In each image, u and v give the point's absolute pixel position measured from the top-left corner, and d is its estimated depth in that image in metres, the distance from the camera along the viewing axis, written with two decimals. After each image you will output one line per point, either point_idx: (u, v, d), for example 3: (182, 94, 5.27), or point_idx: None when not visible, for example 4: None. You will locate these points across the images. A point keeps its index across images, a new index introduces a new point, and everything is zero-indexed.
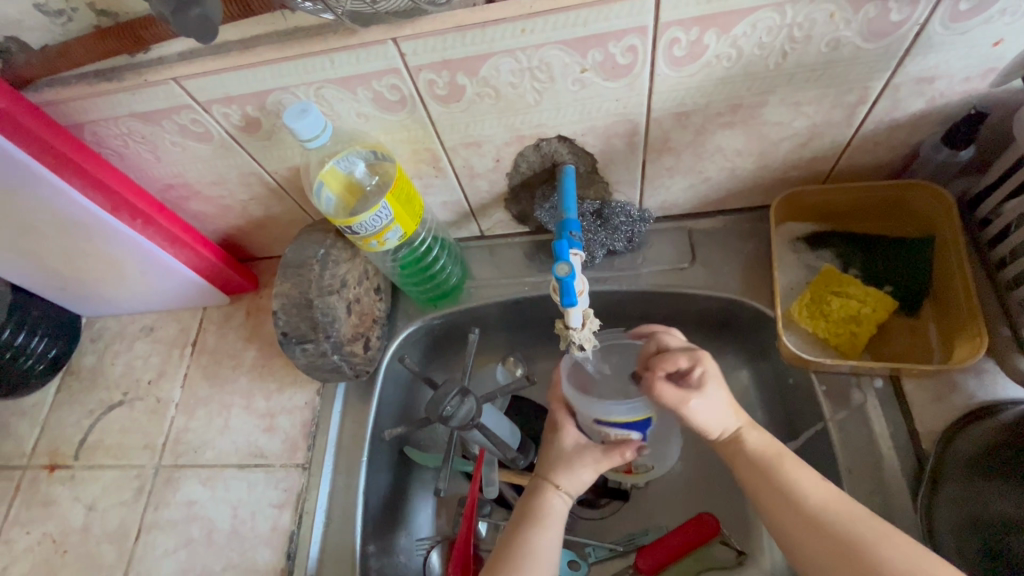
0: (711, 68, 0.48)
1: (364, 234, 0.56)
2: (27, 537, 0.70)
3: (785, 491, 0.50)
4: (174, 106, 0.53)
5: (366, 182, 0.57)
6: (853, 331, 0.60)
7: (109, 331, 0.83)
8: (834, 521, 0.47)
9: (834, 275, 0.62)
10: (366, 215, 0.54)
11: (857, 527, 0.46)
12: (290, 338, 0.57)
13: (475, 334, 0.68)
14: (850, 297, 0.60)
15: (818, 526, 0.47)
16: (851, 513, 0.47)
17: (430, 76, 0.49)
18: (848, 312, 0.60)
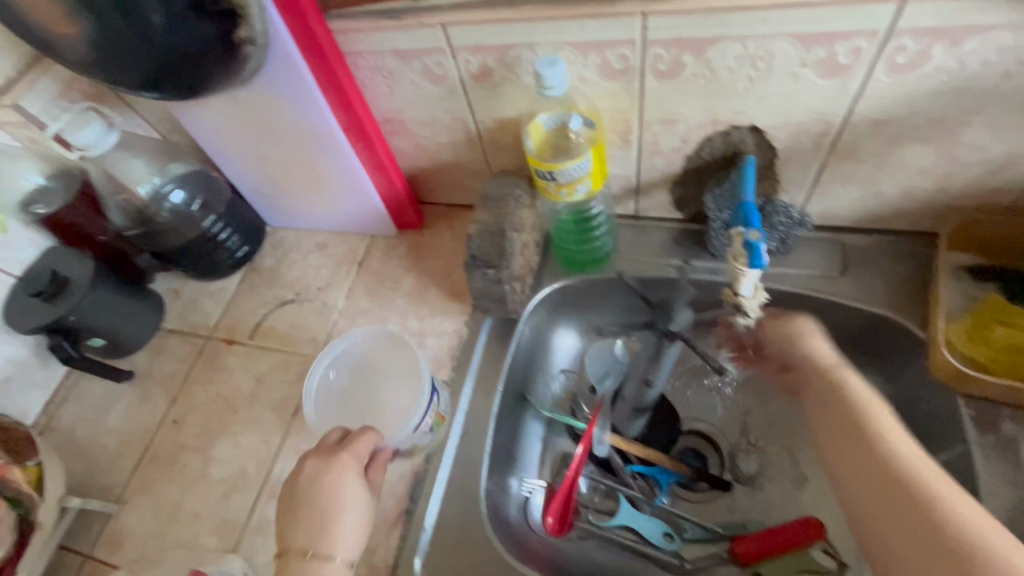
0: (926, 80, 0.52)
1: (559, 179, 0.63)
2: (204, 393, 0.82)
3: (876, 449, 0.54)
4: (429, 48, 0.63)
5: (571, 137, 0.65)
6: (1013, 359, 0.60)
7: (287, 242, 0.96)
8: (887, 462, 0.52)
9: (1001, 305, 0.62)
10: (571, 163, 0.61)
11: (920, 472, 0.50)
12: (477, 261, 0.65)
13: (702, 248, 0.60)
14: (1015, 327, 0.60)
15: (884, 474, 0.52)
16: (918, 464, 0.51)
17: (660, 52, 0.56)
18: (1013, 341, 0.60)
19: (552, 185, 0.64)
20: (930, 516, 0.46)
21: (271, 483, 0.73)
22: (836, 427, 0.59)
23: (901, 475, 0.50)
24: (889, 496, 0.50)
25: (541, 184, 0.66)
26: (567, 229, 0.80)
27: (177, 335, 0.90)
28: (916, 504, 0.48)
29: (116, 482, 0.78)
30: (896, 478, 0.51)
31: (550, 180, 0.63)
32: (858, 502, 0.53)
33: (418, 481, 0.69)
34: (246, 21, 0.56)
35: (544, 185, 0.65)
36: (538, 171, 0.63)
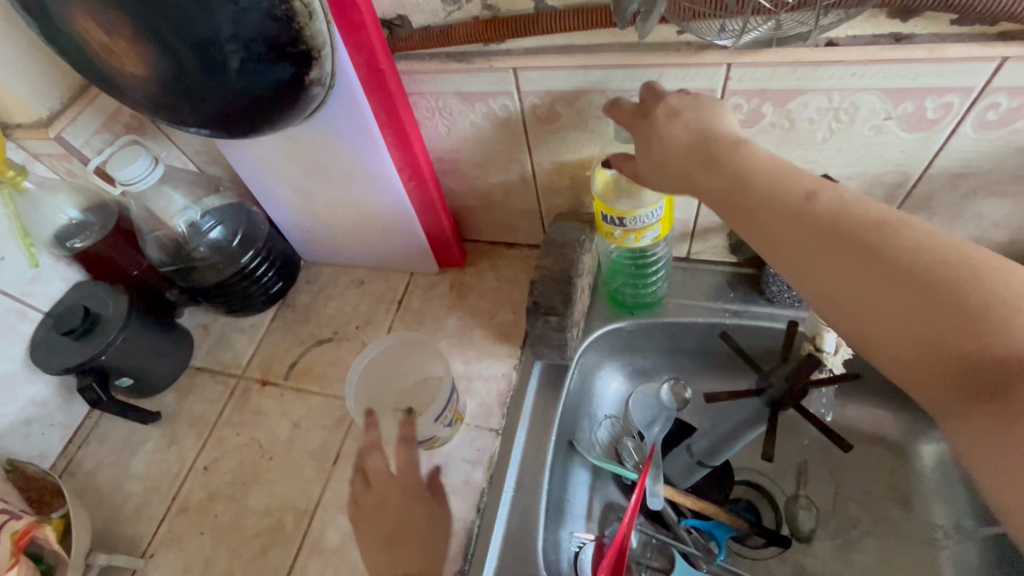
0: (1014, 136, 0.51)
1: (629, 226, 0.62)
2: (236, 437, 0.79)
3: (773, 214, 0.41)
4: (496, 92, 0.62)
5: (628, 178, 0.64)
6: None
7: (323, 277, 0.93)
8: (887, 229, 0.37)
9: None
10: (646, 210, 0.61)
11: (883, 255, 0.36)
12: (539, 308, 0.63)
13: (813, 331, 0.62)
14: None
15: (847, 234, 0.38)
16: (915, 242, 0.36)
17: (738, 102, 0.55)
18: None
19: (620, 232, 0.63)
20: (917, 297, 0.34)
21: (311, 538, 0.69)
22: (716, 194, 0.44)
23: (858, 235, 0.37)
24: (938, 386, 0.33)
25: (605, 229, 0.65)
26: (622, 265, 0.79)
27: (207, 373, 0.86)
28: (882, 281, 0.36)
29: (143, 533, 0.73)
30: (854, 254, 0.37)
31: (618, 226, 0.63)
32: (847, 300, 0.38)
33: (471, 539, 0.65)
34: (319, 62, 0.54)
35: (610, 231, 0.64)
36: (609, 216, 0.62)
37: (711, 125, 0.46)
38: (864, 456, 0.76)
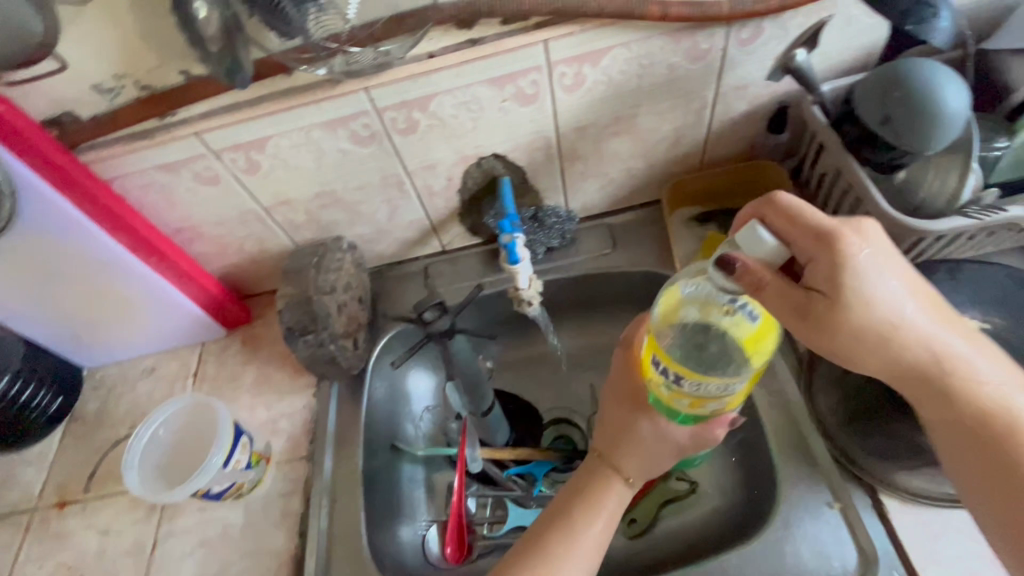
0: (593, 91, 0.68)
1: (687, 391, 0.49)
2: (40, 570, 0.74)
3: (836, 321, 0.45)
4: (191, 157, 0.68)
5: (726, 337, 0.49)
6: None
7: (111, 378, 0.91)
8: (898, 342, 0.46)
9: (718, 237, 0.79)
10: (721, 381, 0.47)
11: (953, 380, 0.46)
12: (294, 331, 0.70)
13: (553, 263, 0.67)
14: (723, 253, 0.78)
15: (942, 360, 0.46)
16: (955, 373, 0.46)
17: (392, 115, 0.67)
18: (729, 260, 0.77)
19: (675, 390, 0.50)
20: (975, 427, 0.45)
21: None
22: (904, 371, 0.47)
23: (926, 365, 0.46)
24: (981, 489, 0.45)
25: (653, 376, 0.52)
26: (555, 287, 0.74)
27: None
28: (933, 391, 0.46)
29: None
30: (979, 427, 0.45)
31: (669, 385, 0.50)
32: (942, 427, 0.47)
33: (300, 562, 0.69)
34: None
35: (658, 379, 0.51)
36: (662, 367, 0.49)
37: (791, 213, 0.46)
38: None
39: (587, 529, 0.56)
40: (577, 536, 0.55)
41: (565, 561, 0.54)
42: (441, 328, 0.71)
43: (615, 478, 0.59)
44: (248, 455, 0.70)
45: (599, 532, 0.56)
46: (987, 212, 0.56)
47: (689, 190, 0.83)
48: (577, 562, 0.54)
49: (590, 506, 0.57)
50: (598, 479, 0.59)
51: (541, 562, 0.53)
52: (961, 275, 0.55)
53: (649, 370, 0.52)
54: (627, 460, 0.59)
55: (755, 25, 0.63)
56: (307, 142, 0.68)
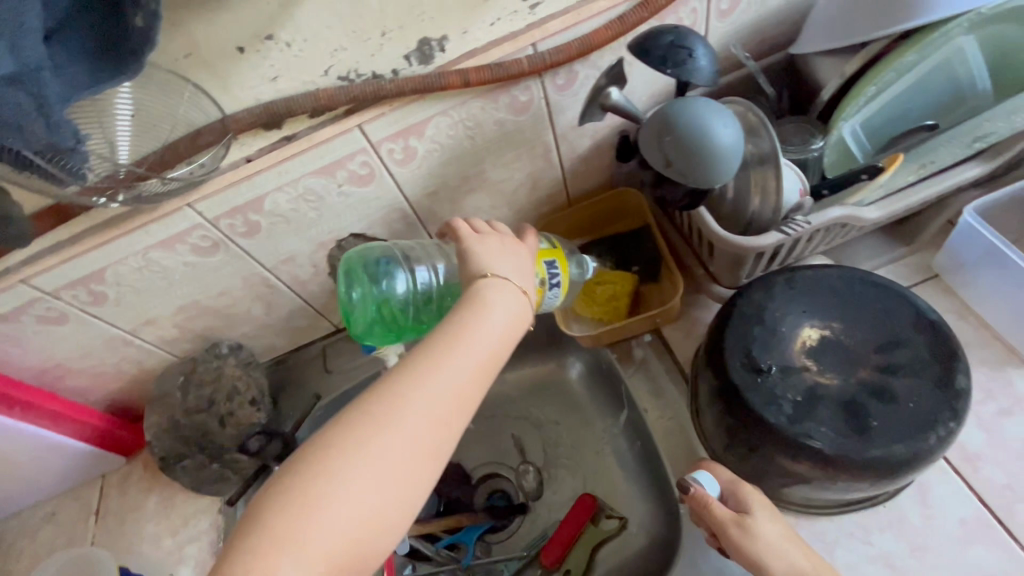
0: (429, 159, 0.68)
1: (547, 294, 0.66)
2: None
3: (738, 553, 0.53)
4: (27, 302, 0.65)
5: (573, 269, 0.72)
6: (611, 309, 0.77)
7: (9, 533, 0.85)
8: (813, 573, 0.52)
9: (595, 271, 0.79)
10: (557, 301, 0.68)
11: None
12: (170, 460, 0.79)
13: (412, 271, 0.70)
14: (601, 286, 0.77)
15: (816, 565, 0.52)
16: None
17: (229, 222, 0.65)
18: (607, 292, 0.77)
19: (543, 285, 0.65)
20: None
21: None
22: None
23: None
24: None
25: (537, 267, 0.65)
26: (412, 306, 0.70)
27: None
28: None
29: None
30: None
31: (543, 285, 0.65)
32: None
33: None
34: None
35: (539, 270, 0.65)
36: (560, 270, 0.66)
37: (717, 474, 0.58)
38: (544, 403, 0.90)
39: (448, 358, 0.50)
40: (407, 400, 0.48)
41: (402, 421, 0.47)
42: (274, 453, 0.80)
43: (476, 321, 0.53)
44: None
45: (450, 390, 0.49)
46: (808, 219, 0.58)
47: (561, 227, 0.83)
48: (415, 425, 0.48)
49: (442, 362, 0.50)
50: (434, 336, 0.52)
51: (374, 422, 0.47)
52: (798, 283, 0.56)
53: (539, 262, 0.65)
54: (489, 315, 0.53)
55: (566, 71, 0.64)
56: (148, 264, 0.66)
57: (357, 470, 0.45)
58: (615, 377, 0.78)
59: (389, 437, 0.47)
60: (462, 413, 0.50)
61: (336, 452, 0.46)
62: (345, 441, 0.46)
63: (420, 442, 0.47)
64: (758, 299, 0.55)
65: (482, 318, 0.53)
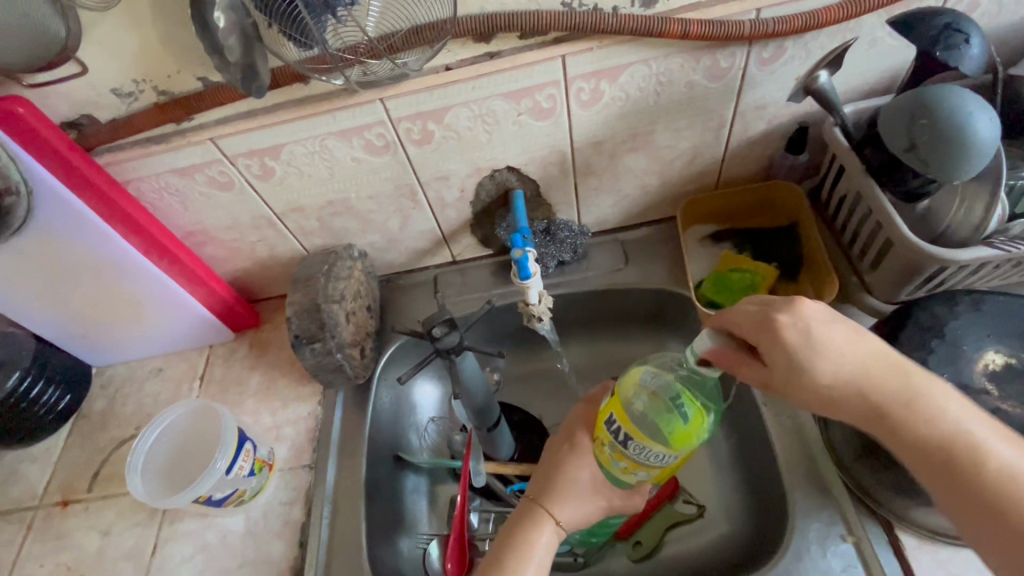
0: (610, 107, 0.68)
1: (630, 453, 0.55)
2: (41, 569, 0.74)
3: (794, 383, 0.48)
4: (207, 161, 0.68)
5: (633, 449, 0.55)
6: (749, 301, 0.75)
7: (118, 378, 0.91)
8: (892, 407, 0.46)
9: (732, 258, 0.78)
10: (660, 450, 0.54)
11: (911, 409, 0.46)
12: (301, 339, 0.69)
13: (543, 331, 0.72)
14: (743, 278, 0.76)
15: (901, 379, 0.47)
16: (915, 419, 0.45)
17: (408, 126, 0.67)
18: (744, 281, 0.76)
19: (620, 450, 0.56)
20: (934, 453, 0.44)
21: None
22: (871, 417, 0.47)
23: (892, 406, 0.46)
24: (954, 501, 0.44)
25: (603, 433, 0.58)
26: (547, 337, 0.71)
27: None
28: (903, 429, 0.46)
29: None
30: (942, 456, 0.44)
31: (620, 451, 0.56)
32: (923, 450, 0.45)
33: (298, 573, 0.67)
34: None
35: (607, 437, 0.57)
36: (616, 426, 0.55)
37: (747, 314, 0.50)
38: None
39: (559, 502, 0.61)
40: (535, 543, 0.59)
41: (533, 543, 0.59)
42: (450, 345, 0.66)
43: (571, 468, 0.64)
44: (251, 461, 0.69)
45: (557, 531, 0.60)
46: (1015, 241, 0.55)
47: (704, 209, 0.82)
48: (544, 544, 0.59)
49: (555, 513, 0.61)
50: (535, 512, 0.61)
51: (512, 546, 0.58)
52: (986, 307, 0.54)
53: (601, 436, 0.58)
54: (581, 459, 0.64)
55: (777, 45, 0.62)
56: (322, 151, 0.68)
57: (502, 553, 0.58)
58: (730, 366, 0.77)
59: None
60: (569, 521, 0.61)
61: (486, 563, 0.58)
62: (493, 558, 0.58)
63: (540, 539, 0.59)
64: (939, 313, 0.54)
65: (581, 457, 0.64)
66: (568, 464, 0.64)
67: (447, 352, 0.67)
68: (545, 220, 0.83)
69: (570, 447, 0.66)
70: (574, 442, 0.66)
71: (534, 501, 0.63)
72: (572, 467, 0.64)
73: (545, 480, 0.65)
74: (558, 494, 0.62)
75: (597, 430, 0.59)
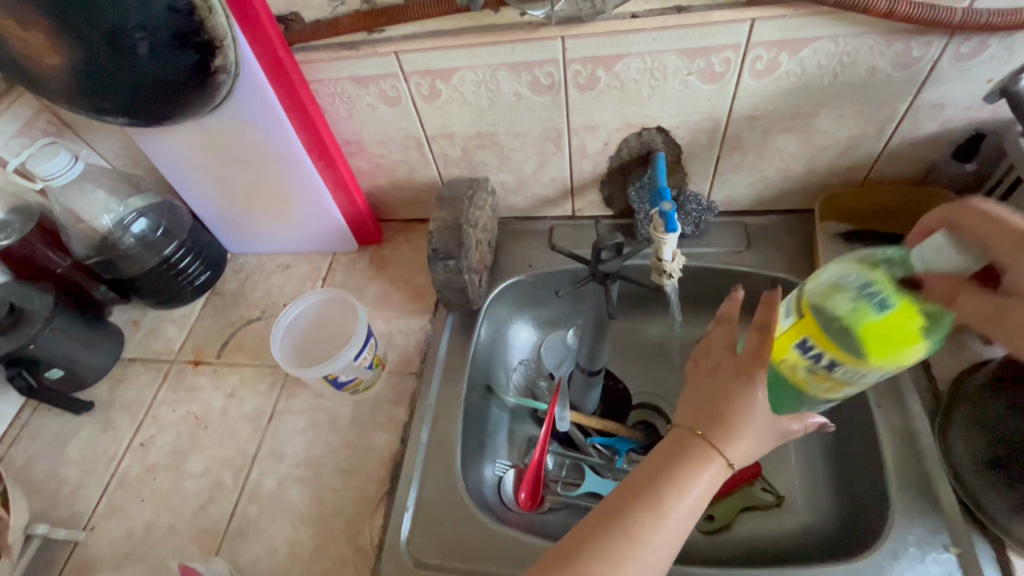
0: (781, 81, 0.67)
1: (835, 375, 0.51)
2: (173, 413, 0.83)
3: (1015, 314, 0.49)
4: (384, 74, 0.73)
5: (831, 369, 0.50)
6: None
7: (250, 266, 1.00)
8: None
9: None
10: (875, 368, 0.49)
11: None
12: (438, 253, 0.73)
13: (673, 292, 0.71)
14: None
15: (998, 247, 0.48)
16: None
17: (577, 68, 0.69)
18: None
19: (819, 373, 0.52)
20: None
21: (248, 487, 0.74)
22: None
23: None
24: None
25: (790, 357, 0.53)
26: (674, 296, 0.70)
27: (139, 362, 0.90)
28: None
29: (81, 510, 0.76)
30: None
31: (820, 372, 0.52)
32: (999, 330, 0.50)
33: (397, 463, 0.73)
34: (222, 50, 0.64)
35: (798, 361, 0.52)
36: (816, 351, 0.50)
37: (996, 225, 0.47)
38: None
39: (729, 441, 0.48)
40: (684, 492, 0.47)
41: (686, 489, 0.47)
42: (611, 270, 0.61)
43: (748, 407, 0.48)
44: (372, 356, 0.75)
45: (714, 482, 0.47)
46: None
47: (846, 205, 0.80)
48: (696, 495, 0.47)
49: (714, 459, 0.47)
50: (692, 451, 0.48)
51: (655, 487, 0.47)
52: None
53: (782, 357, 0.53)
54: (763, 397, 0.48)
55: (980, 41, 0.60)
56: (490, 81, 0.72)
57: (656, 489, 0.46)
58: None
59: (660, 529, 0.46)
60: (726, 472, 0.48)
61: (618, 501, 0.47)
62: (630, 500, 0.47)
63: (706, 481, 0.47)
64: None
65: (758, 393, 0.48)
66: (743, 400, 0.48)
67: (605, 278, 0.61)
68: (677, 188, 0.83)
69: (744, 375, 0.49)
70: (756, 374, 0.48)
71: (686, 435, 0.49)
72: (745, 407, 0.48)
73: (704, 412, 0.49)
74: (726, 433, 0.47)
75: (778, 354, 0.54)
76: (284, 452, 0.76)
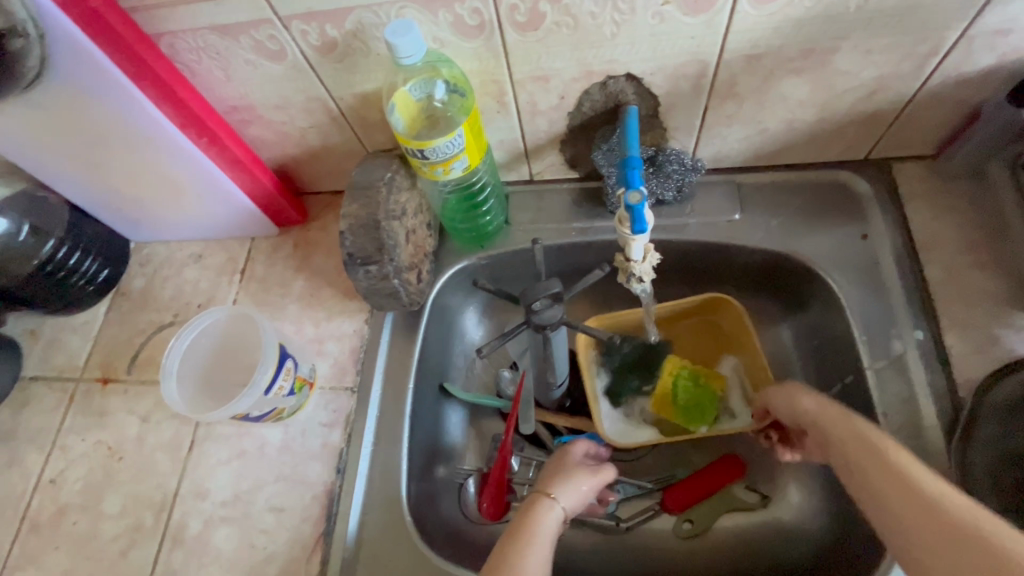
0: (792, 8, 0.50)
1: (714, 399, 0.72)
2: (83, 443, 0.73)
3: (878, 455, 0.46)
4: (255, 20, 0.54)
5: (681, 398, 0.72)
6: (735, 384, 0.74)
7: (157, 257, 0.84)
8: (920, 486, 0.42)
9: (663, 402, 0.73)
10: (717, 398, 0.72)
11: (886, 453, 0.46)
12: (355, 260, 0.59)
13: (647, 289, 0.59)
14: (692, 382, 0.72)
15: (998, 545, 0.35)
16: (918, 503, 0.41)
17: (513, 1, 0.50)
18: (696, 390, 0.72)
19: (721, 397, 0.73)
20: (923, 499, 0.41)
21: (171, 530, 0.66)
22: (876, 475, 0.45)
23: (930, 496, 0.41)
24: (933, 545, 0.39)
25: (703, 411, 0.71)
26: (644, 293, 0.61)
27: (42, 382, 0.78)
28: (897, 477, 0.44)
29: None
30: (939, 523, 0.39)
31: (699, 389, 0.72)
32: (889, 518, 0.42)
33: (333, 500, 0.64)
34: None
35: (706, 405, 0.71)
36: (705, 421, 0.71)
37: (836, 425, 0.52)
38: None
39: (556, 483, 0.60)
40: (531, 533, 0.54)
41: (534, 524, 0.55)
42: (549, 321, 0.58)
43: (565, 475, 0.61)
44: (292, 381, 0.64)
45: (548, 543, 0.54)
46: None
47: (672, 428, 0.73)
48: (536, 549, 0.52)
49: (538, 515, 0.56)
50: (534, 503, 0.57)
51: (511, 535, 0.54)
52: None
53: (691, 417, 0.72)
54: (573, 466, 0.63)
55: None
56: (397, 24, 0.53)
57: (536, 502, 0.58)
58: (845, 361, 0.64)
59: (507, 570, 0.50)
60: (549, 529, 0.55)
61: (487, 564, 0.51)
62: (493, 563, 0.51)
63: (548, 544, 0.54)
64: None
65: (569, 466, 0.62)
66: (564, 472, 0.61)
67: (542, 328, 0.58)
68: (651, 146, 0.66)
69: (565, 465, 0.63)
70: (569, 459, 0.63)
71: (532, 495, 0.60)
72: (570, 477, 0.60)
73: (545, 477, 0.61)
74: (553, 480, 0.60)
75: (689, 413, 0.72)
76: (208, 487, 0.67)
